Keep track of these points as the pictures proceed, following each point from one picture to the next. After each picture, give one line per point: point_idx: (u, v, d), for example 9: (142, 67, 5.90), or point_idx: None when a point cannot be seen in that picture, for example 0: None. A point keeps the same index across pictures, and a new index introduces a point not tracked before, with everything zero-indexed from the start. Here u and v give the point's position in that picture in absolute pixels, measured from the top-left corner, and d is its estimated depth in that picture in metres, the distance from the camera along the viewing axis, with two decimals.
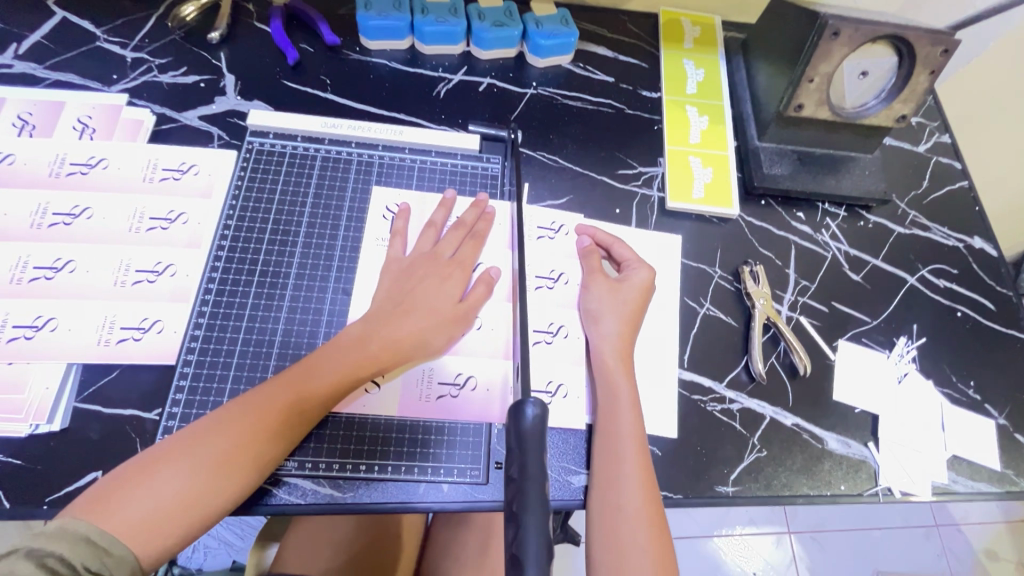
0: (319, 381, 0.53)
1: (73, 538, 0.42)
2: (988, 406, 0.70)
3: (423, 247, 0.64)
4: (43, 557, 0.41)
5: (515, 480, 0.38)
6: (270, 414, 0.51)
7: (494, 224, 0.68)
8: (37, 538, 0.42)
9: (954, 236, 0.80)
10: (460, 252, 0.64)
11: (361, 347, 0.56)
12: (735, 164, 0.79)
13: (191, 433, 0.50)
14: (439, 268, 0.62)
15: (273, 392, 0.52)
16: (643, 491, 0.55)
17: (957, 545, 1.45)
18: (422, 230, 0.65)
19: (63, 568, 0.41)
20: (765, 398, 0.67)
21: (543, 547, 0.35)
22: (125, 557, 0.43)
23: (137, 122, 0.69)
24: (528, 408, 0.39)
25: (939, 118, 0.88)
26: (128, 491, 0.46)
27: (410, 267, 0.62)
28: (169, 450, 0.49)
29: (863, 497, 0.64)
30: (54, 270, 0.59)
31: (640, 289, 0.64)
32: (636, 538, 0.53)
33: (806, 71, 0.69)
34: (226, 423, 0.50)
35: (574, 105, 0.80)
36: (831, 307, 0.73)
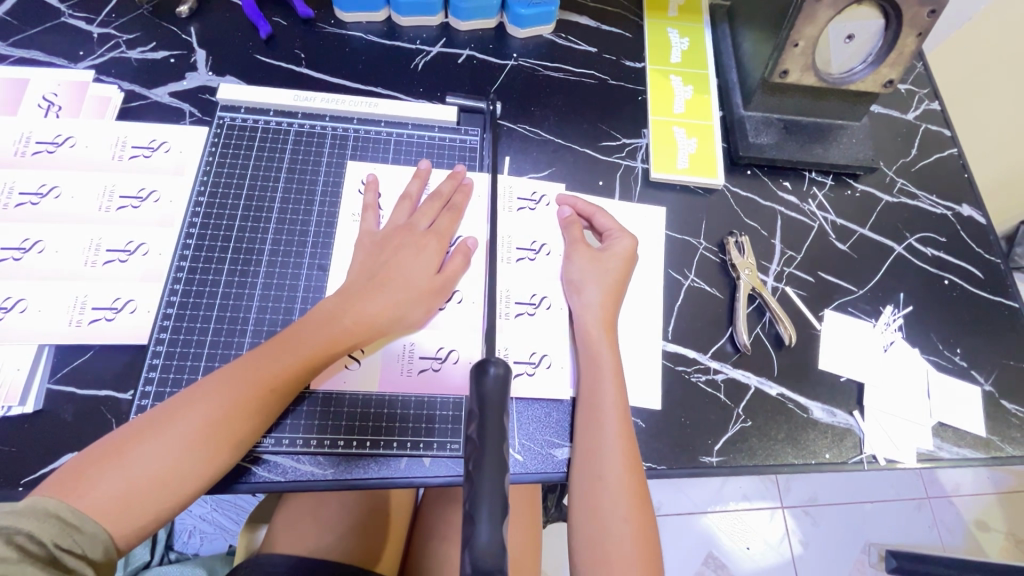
0: (295, 356, 0.52)
1: (42, 514, 0.41)
2: (974, 373, 0.70)
3: (397, 220, 0.62)
4: (10, 534, 0.39)
5: (474, 440, 0.40)
6: (245, 390, 0.50)
7: (472, 196, 0.67)
8: (2, 516, 0.40)
9: (942, 204, 0.79)
10: (437, 224, 0.63)
11: (338, 321, 0.55)
12: (720, 133, 0.78)
13: (163, 411, 0.48)
14: (415, 239, 0.61)
15: (249, 368, 0.51)
16: (624, 460, 0.54)
17: (948, 517, 1.46)
18: (398, 202, 0.64)
19: (33, 544, 0.40)
20: (750, 369, 0.66)
21: (497, 506, 0.37)
22: (98, 535, 0.43)
23: (105, 99, 0.67)
24: (489, 368, 0.42)
25: (929, 84, 0.87)
26: (98, 470, 0.45)
27: (385, 240, 0.61)
28: (140, 429, 0.47)
29: (848, 465, 0.64)
30: (22, 251, 0.58)
31: (621, 259, 0.63)
32: (619, 505, 0.53)
33: (790, 36, 0.67)
34: (198, 401, 0.49)
35: (556, 77, 0.79)
36: (817, 277, 0.72)
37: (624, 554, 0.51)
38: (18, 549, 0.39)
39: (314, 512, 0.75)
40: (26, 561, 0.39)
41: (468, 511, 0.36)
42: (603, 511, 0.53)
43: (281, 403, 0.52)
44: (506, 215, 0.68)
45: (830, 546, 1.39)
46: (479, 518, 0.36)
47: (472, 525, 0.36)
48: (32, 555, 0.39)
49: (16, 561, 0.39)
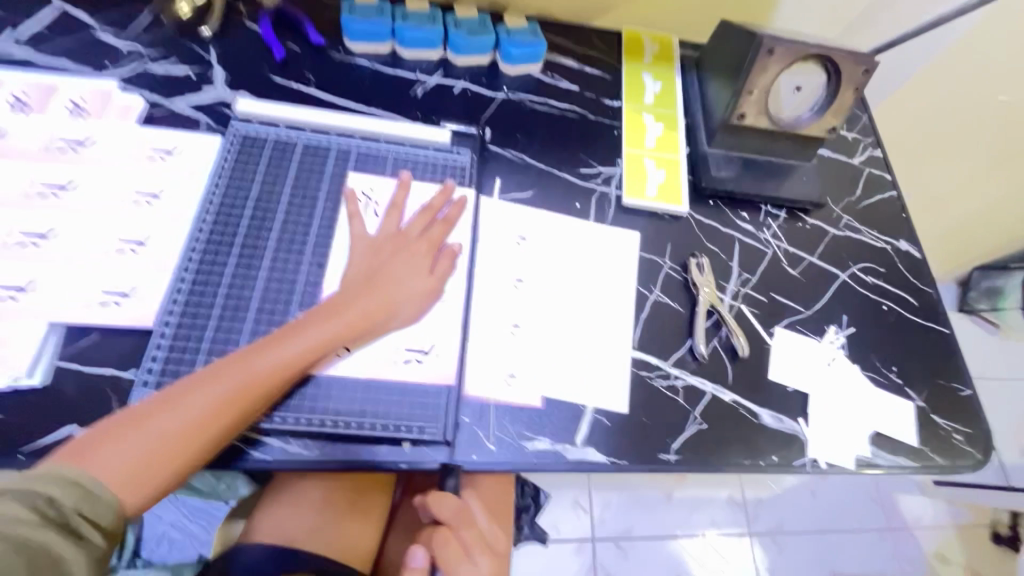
0: (299, 348, 0.58)
1: (63, 482, 0.45)
2: (909, 390, 0.77)
3: (388, 228, 0.69)
4: (33, 499, 0.43)
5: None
6: (252, 378, 0.55)
7: (465, 211, 0.74)
8: (26, 481, 0.44)
9: (882, 239, 0.88)
10: (426, 231, 0.70)
11: (339, 318, 0.61)
12: (687, 166, 0.86)
13: (176, 392, 0.53)
14: (408, 245, 0.68)
15: (254, 358, 0.56)
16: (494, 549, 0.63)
17: (908, 548, 1.51)
18: (389, 212, 0.71)
19: (53, 510, 0.44)
20: (707, 376, 0.73)
21: None
22: (112, 504, 0.47)
23: (129, 106, 0.73)
24: None
25: (873, 134, 0.98)
26: (116, 441, 0.50)
27: (379, 244, 0.68)
28: (153, 407, 0.52)
29: (793, 467, 0.70)
30: (42, 237, 0.62)
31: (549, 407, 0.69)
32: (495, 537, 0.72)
33: (747, 83, 0.77)
34: (205, 386, 0.54)
35: (541, 109, 0.87)
36: (770, 297, 0.80)
37: None
38: (39, 514, 0.43)
39: (304, 505, 0.79)
40: (47, 526, 0.43)
41: None
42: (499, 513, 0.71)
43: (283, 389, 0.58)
44: (495, 229, 0.75)
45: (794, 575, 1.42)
46: None
47: None
48: (52, 520, 0.44)
49: (37, 525, 0.43)
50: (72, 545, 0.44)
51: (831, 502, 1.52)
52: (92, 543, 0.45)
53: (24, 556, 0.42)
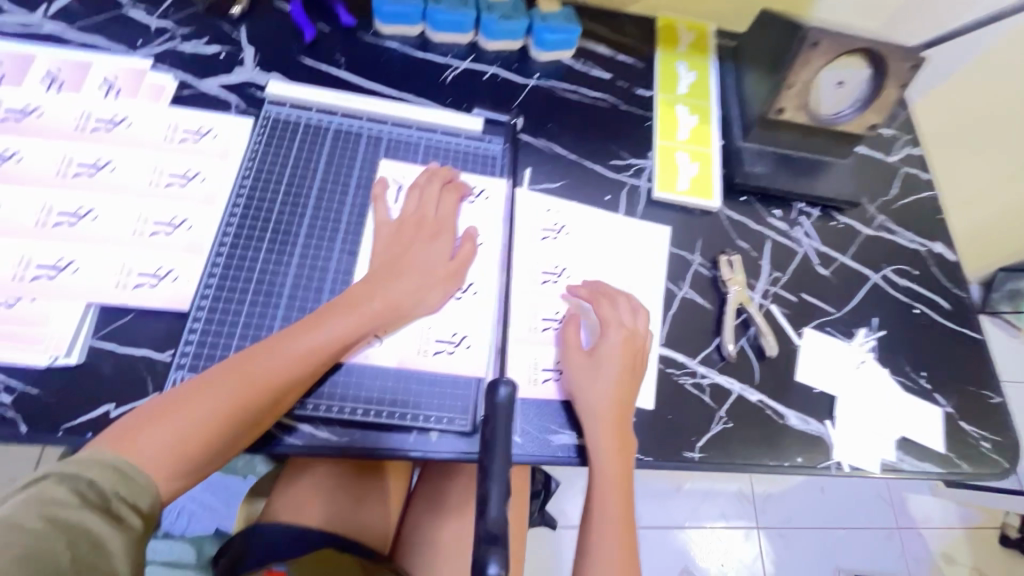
0: (320, 339, 0.58)
1: (101, 466, 0.46)
2: (937, 395, 0.76)
3: (409, 210, 0.69)
4: (75, 482, 0.45)
5: (484, 444, 0.43)
6: (274, 370, 0.55)
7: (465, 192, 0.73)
8: (67, 466, 0.46)
9: (916, 241, 0.86)
10: (442, 212, 0.69)
11: (360, 308, 0.60)
12: (719, 160, 0.85)
13: (199, 383, 0.53)
14: (426, 230, 0.67)
15: (277, 349, 0.56)
16: (608, 366, 0.64)
17: (916, 547, 1.51)
18: (408, 194, 0.70)
19: (92, 492, 0.45)
20: (734, 375, 0.72)
21: (502, 490, 0.40)
22: (147, 487, 0.48)
23: (160, 86, 0.72)
24: (501, 386, 0.45)
25: (911, 131, 0.95)
26: (145, 432, 0.50)
27: (399, 231, 0.67)
28: (178, 399, 0.52)
29: (817, 469, 0.70)
30: (77, 217, 0.63)
31: (619, 353, 0.65)
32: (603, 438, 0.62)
33: (788, 77, 0.75)
34: (235, 373, 0.54)
35: (572, 98, 0.86)
36: (800, 297, 0.79)
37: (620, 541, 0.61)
38: (79, 495, 0.44)
39: (323, 486, 0.80)
40: (86, 507, 0.44)
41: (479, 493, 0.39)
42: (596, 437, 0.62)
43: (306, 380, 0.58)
44: (526, 222, 0.75)
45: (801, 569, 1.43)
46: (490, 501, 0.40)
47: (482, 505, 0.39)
48: (91, 502, 0.44)
49: (77, 506, 0.44)
50: (110, 526, 0.44)
51: (841, 499, 1.52)
52: (129, 525, 0.45)
53: (66, 535, 0.42)
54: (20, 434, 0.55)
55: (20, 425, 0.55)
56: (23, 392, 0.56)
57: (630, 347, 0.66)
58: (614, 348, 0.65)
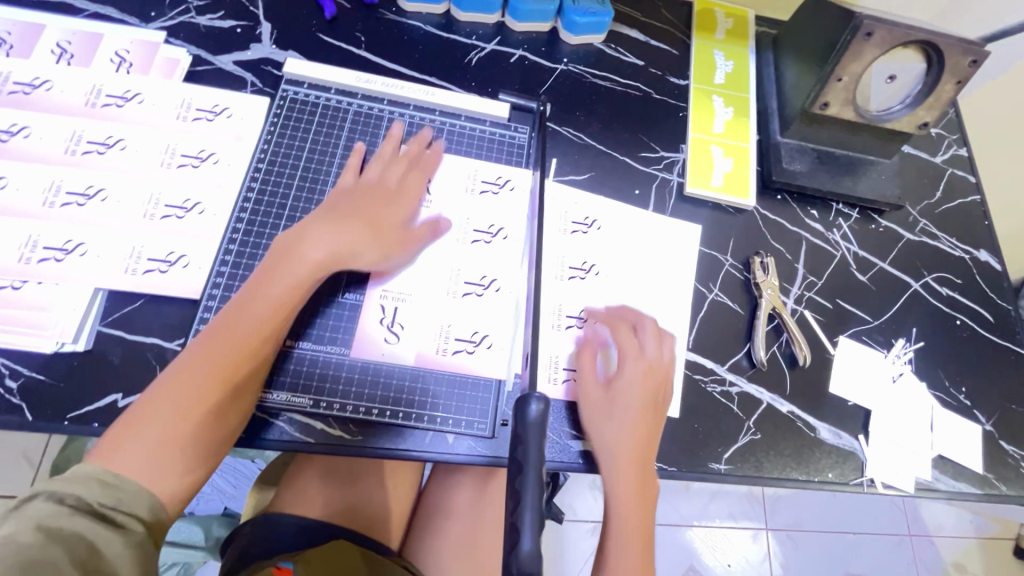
0: (271, 307, 0.53)
1: (88, 479, 0.44)
2: (977, 412, 0.73)
3: (365, 177, 0.63)
4: (61, 493, 0.43)
5: (517, 466, 0.40)
6: (235, 350, 0.51)
7: (435, 160, 0.69)
8: (49, 482, 0.43)
9: (960, 247, 0.82)
10: (405, 181, 0.65)
11: (310, 270, 0.56)
12: (756, 156, 0.80)
13: (164, 386, 0.49)
14: (385, 193, 0.63)
15: (226, 329, 0.52)
16: (622, 402, 0.59)
17: (927, 555, 1.48)
18: (372, 162, 0.65)
19: (84, 504, 0.43)
20: (763, 384, 0.69)
21: (537, 517, 0.37)
22: (141, 493, 0.46)
23: (174, 61, 0.69)
24: (533, 404, 0.41)
25: (959, 130, 0.89)
26: (125, 443, 0.47)
27: (355, 192, 0.62)
28: (147, 407, 0.48)
29: (849, 486, 0.67)
30: (86, 198, 0.60)
31: (637, 387, 0.60)
32: (619, 478, 0.58)
33: (836, 69, 0.70)
34: (194, 368, 0.50)
35: (603, 85, 0.81)
36: (835, 304, 0.75)
37: None
38: (69, 505, 0.42)
39: (337, 476, 0.78)
40: (80, 515, 0.42)
41: (512, 520, 0.37)
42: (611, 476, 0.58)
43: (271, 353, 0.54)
44: (554, 214, 0.71)
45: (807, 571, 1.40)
46: (523, 529, 0.36)
47: (516, 534, 0.36)
48: (83, 512, 0.42)
49: (69, 515, 0.42)
50: (108, 531, 0.42)
51: (854, 504, 1.49)
52: (128, 529, 0.43)
53: (63, 543, 0.40)
54: (25, 422, 0.53)
55: (26, 412, 0.53)
56: (29, 378, 0.54)
57: (650, 380, 0.60)
58: (633, 381, 0.60)
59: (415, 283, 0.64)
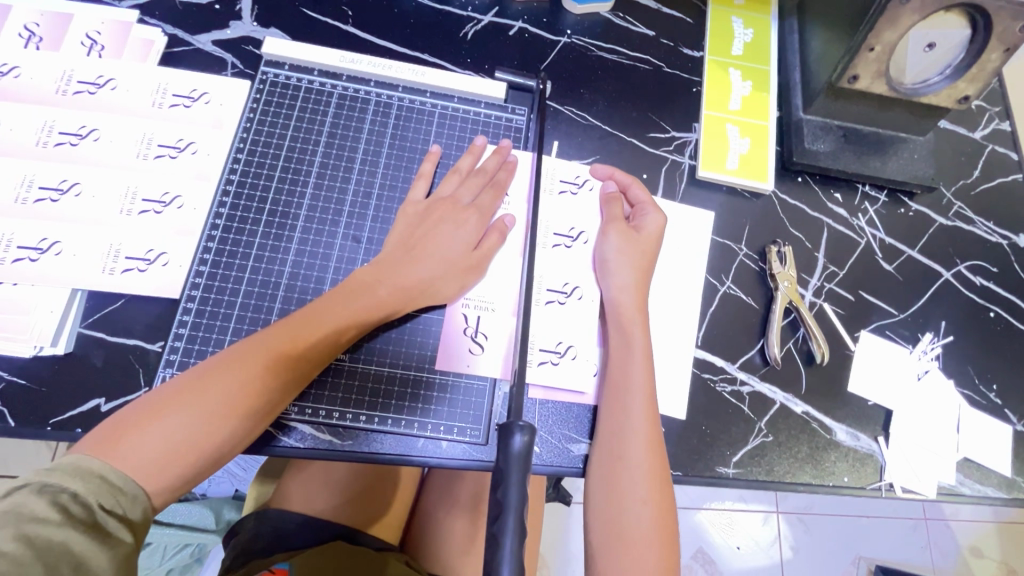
0: (326, 322, 0.52)
1: (85, 474, 0.41)
2: (1007, 411, 0.68)
3: (442, 191, 0.61)
4: (55, 494, 0.39)
5: (498, 507, 0.40)
6: (276, 353, 0.49)
7: (515, 174, 0.65)
8: (48, 473, 0.40)
9: (998, 232, 0.75)
10: (478, 199, 0.61)
11: (366, 294, 0.54)
12: (775, 135, 0.74)
13: (195, 378, 0.47)
14: (456, 212, 0.60)
15: (280, 331, 0.51)
16: (633, 299, 0.59)
17: (942, 539, 1.32)
18: (446, 177, 0.63)
19: (76, 505, 0.39)
20: (777, 383, 0.65)
21: (516, 565, 0.37)
22: (138, 495, 0.42)
23: (148, 42, 0.65)
24: (517, 435, 0.42)
25: (1001, 103, 0.82)
26: (137, 431, 0.44)
27: (427, 211, 0.60)
28: (177, 390, 0.46)
29: (866, 490, 0.63)
30: (60, 193, 0.57)
31: (653, 237, 0.62)
32: (633, 338, 0.58)
33: (868, 39, 0.62)
34: (233, 367, 0.48)
35: (609, 59, 0.75)
36: (858, 296, 0.70)
37: (639, 535, 0.51)
38: (61, 511, 0.39)
39: (332, 475, 0.76)
40: (69, 524, 0.38)
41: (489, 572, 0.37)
42: (622, 405, 0.55)
43: (313, 366, 0.52)
44: (543, 173, 0.67)
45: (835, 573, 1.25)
46: None
47: None
48: (74, 517, 0.39)
49: (58, 523, 0.38)
50: (97, 544, 0.38)
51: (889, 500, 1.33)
52: (119, 540, 0.40)
53: (44, 559, 0.37)
54: (8, 427, 0.52)
55: (7, 418, 0.52)
56: (10, 382, 0.53)
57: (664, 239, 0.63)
58: (654, 225, 0.62)
59: (489, 291, 0.61)
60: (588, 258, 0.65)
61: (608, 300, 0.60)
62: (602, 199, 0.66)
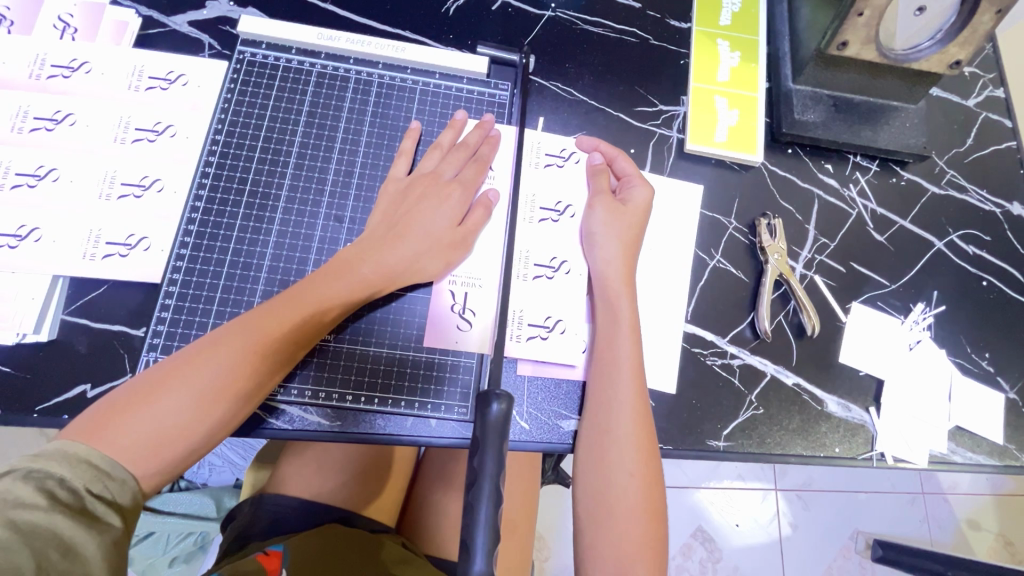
0: (311, 303, 0.51)
1: (73, 460, 0.40)
2: (999, 379, 0.68)
3: (424, 167, 0.60)
4: (41, 480, 0.38)
5: (473, 475, 0.40)
6: (261, 336, 0.49)
7: (498, 148, 0.64)
8: (33, 460, 0.39)
9: (991, 201, 0.74)
10: (462, 173, 0.61)
11: (350, 274, 0.53)
12: (764, 106, 0.73)
13: (182, 362, 0.47)
14: (439, 187, 0.59)
15: (266, 313, 0.50)
16: (621, 272, 0.59)
17: (941, 513, 1.32)
18: (428, 152, 0.62)
19: (63, 490, 0.38)
20: (768, 356, 0.65)
21: (489, 534, 0.38)
22: (127, 481, 0.42)
23: (122, 24, 0.64)
24: (494, 403, 0.42)
25: (996, 69, 0.80)
26: (125, 417, 0.44)
27: (408, 188, 0.59)
28: (163, 375, 0.46)
29: (857, 461, 0.64)
30: (37, 178, 0.57)
31: (640, 209, 0.61)
32: (621, 312, 0.57)
33: (856, 3, 0.61)
34: (219, 350, 0.47)
35: (595, 32, 0.74)
36: (849, 268, 0.69)
37: (626, 506, 0.51)
38: (48, 496, 0.38)
39: (328, 458, 0.76)
40: (56, 509, 0.37)
41: (464, 543, 0.37)
42: (608, 377, 0.55)
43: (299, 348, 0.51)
44: (527, 147, 0.66)
45: (833, 547, 1.27)
46: (474, 550, 0.37)
47: (467, 556, 0.38)
48: (61, 502, 0.38)
49: (45, 509, 0.37)
50: (85, 528, 0.38)
51: (887, 475, 1.33)
52: (108, 525, 0.39)
53: (30, 544, 0.36)
54: None
55: None
56: None
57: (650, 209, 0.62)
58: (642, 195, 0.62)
59: (476, 267, 0.61)
60: (576, 232, 0.64)
61: (596, 272, 0.60)
62: (589, 172, 0.65)
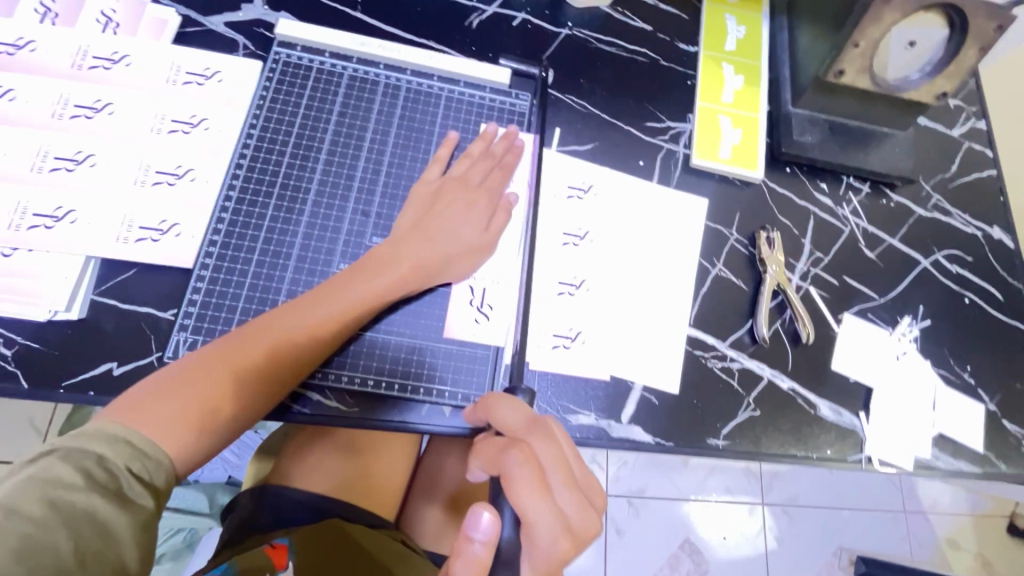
0: (297, 327, 0.51)
1: (111, 439, 0.42)
2: (980, 391, 0.72)
3: (456, 172, 0.64)
4: (80, 460, 0.40)
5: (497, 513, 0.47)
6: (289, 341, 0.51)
7: (523, 159, 0.68)
8: (72, 440, 0.41)
9: (974, 224, 0.79)
10: (490, 179, 0.65)
11: (335, 300, 0.54)
12: (765, 126, 0.77)
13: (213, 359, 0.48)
14: (467, 193, 0.63)
15: (294, 318, 0.52)
16: None
17: (921, 532, 1.35)
18: (459, 160, 0.65)
19: (100, 470, 0.40)
20: (765, 360, 0.68)
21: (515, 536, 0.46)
22: (163, 462, 0.43)
23: (162, 21, 0.67)
24: None
25: (978, 102, 0.86)
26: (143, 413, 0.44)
27: (439, 191, 0.62)
28: (173, 381, 0.46)
29: (847, 462, 0.67)
30: (75, 163, 0.59)
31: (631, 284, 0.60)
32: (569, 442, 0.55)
33: (853, 34, 0.66)
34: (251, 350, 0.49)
35: (608, 51, 0.78)
36: (841, 281, 0.73)
37: None
38: (85, 475, 0.39)
39: (333, 449, 0.77)
40: (91, 489, 0.39)
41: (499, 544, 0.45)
42: None
43: (284, 375, 0.51)
44: (542, 158, 0.70)
45: (817, 562, 1.29)
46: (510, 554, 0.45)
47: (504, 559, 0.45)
48: (96, 482, 0.39)
49: (80, 488, 0.38)
50: (117, 508, 0.39)
51: (870, 493, 1.36)
52: (140, 506, 0.40)
53: (67, 523, 0.37)
54: (22, 389, 0.53)
55: (21, 380, 0.53)
56: (23, 346, 0.54)
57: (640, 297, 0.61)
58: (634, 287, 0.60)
59: (493, 265, 0.64)
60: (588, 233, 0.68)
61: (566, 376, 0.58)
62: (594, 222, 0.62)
